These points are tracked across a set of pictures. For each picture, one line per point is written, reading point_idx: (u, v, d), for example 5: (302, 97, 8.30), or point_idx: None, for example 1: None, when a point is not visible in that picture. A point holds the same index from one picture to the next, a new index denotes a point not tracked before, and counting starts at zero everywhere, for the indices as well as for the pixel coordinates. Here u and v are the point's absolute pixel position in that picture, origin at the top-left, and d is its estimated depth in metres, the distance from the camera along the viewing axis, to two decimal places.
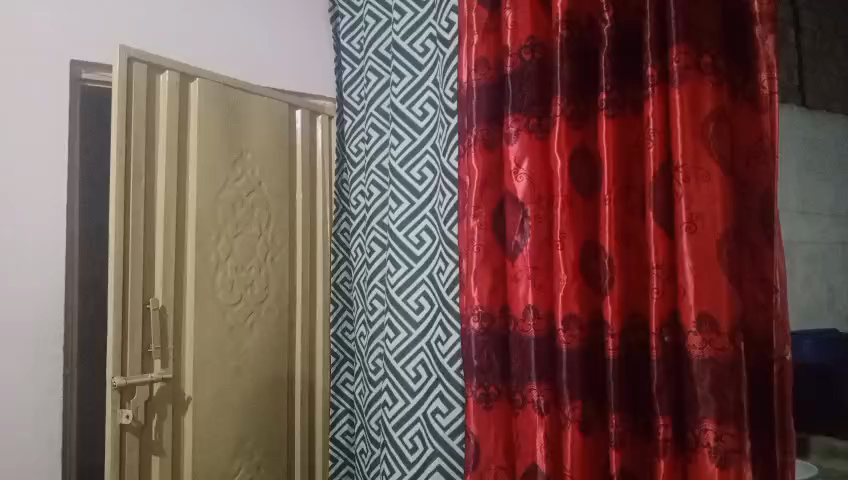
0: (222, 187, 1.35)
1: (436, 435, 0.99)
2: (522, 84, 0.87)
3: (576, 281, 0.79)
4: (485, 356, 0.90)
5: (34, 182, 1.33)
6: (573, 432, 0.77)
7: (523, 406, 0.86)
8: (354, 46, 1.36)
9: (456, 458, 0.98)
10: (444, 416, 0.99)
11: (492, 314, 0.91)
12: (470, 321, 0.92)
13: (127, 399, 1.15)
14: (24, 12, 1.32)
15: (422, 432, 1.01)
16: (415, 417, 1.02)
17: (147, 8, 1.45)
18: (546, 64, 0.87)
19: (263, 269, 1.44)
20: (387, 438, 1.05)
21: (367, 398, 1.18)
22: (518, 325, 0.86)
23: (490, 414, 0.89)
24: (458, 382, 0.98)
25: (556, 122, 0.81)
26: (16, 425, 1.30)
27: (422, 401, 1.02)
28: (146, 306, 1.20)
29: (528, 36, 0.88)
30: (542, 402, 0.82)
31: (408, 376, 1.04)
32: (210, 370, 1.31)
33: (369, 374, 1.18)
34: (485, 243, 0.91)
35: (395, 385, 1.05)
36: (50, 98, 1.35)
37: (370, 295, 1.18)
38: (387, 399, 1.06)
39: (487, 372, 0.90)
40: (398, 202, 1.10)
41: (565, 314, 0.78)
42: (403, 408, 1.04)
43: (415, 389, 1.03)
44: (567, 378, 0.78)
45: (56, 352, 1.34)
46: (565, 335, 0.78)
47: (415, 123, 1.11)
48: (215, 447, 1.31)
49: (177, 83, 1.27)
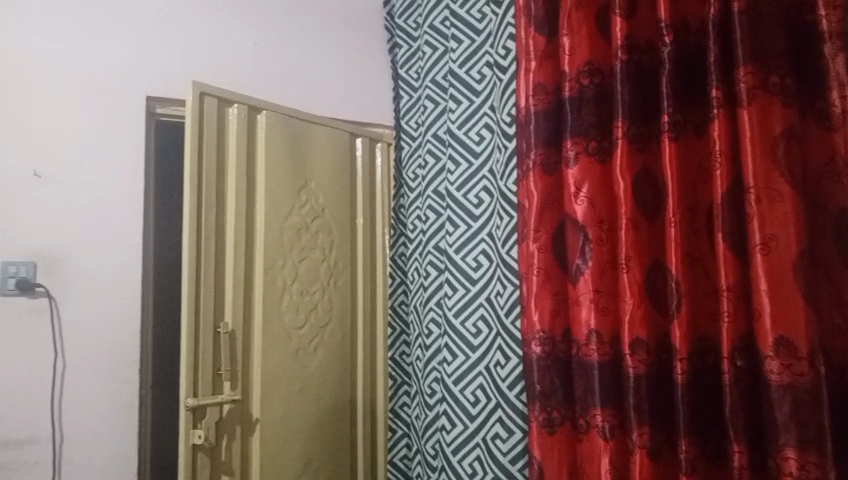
0: (288, 214, 1.40)
1: (496, 461, 0.99)
2: (580, 107, 0.88)
3: (641, 304, 0.78)
4: (547, 381, 0.90)
5: (113, 211, 1.41)
6: (642, 459, 0.76)
7: (588, 431, 0.84)
8: (411, 75, 1.39)
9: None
10: (504, 441, 0.98)
11: (553, 338, 0.91)
12: (532, 346, 0.92)
13: (199, 419, 1.20)
14: (105, 54, 1.42)
15: (482, 457, 1.01)
16: (474, 442, 1.02)
17: (216, 45, 1.53)
18: (605, 88, 0.88)
19: (327, 293, 1.48)
20: (446, 462, 1.06)
21: (423, 421, 1.20)
22: (581, 350, 0.85)
23: (553, 438, 0.89)
24: (519, 408, 0.98)
25: (617, 144, 0.81)
26: (94, 444, 1.36)
27: (481, 426, 1.02)
28: (217, 330, 1.25)
29: (585, 61, 0.88)
30: (607, 428, 0.82)
31: (467, 400, 1.04)
32: (277, 392, 1.34)
33: (425, 398, 1.20)
34: (546, 265, 0.92)
35: (453, 409, 1.06)
36: (128, 133, 1.44)
37: (427, 318, 1.20)
38: (446, 423, 1.07)
39: (549, 397, 0.90)
40: (455, 226, 1.12)
41: (632, 338, 0.77)
42: (462, 433, 1.04)
43: (474, 414, 1.03)
44: (634, 403, 0.77)
45: (131, 374, 1.40)
46: (632, 359, 0.77)
47: (471, 149, 1.12)
48: (283, 467, 1.34)
49: (245, 115, 1.33)
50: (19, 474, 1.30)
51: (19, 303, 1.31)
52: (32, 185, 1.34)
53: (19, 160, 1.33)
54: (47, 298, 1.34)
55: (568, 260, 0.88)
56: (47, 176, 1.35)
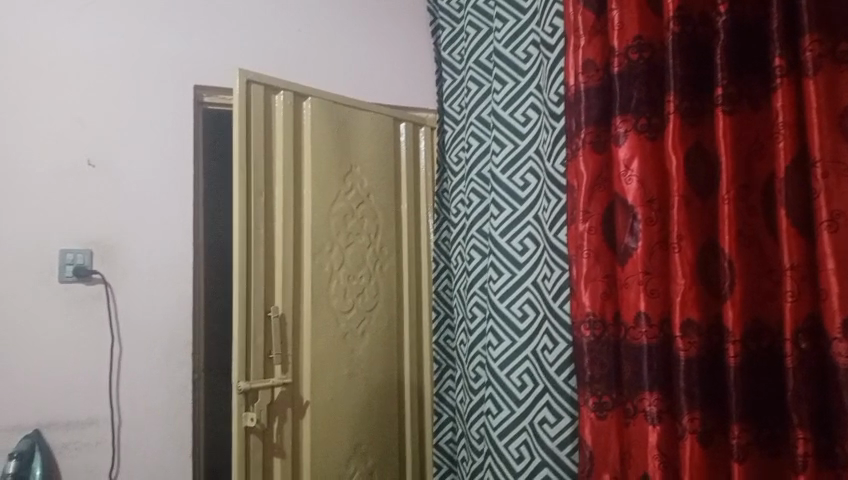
0: (335, 199, 1.41)
1: (543, 445, 0.98)
2: (631, 83, 0.85)
3: (693, 285, 0.76)
4: (597, 367, 0.88)
5: (164, 200, 1.44)
6: (692, 445, 0.74)
7: (635, 416, 0.85)
8: (455, 57, 1.37)
9: (564, 468, 0.95)
10: (552, 426, 0.97)
11: (603, 321, 0.89)
12: (581, 330, 0.90)
13: (252, 402, 1.23)
14: (154, 46, 1.45)
15: (529, 441, 1.00)
16: (521, 426, 1.01)
17: (261, 33, 1.54)
18: (656, 64, 0.85)
19: (373, 277, 1.48)
20: (491, 447, 1.05)
21: (468, 405, 1.20)
22: (630, 333, 0.84)
23: (604, 423, 0.87)
24: (568, 394, 0.96)
25: (668, 119, 0.78)
26: (152, 426, 1.40)
27: (529, 410, 1.00)
28: (267, 314, 1.27)
29: (635, 36, 0.85)
30: (655, 413, 0.80)
31: (513, 385, 1.03)
32: (326, 375, 1.36)
33: (470, 382, 1.20)
34: (595, 247, 0.90)
35: (499, 394, 1.04)
36: (177, 122, 1.46)
37: (470, 302, 1.19)
38: (491, 407, 1.05)
39: (599, 381, 0.88)
40: (500, 209, 1.10)
41: (683, 319, 0.75)
42: (509, 417, 1.02)
43: (521, 399, 1.01)
44: (684, 386, 0.75)
45: (186, 358, 1.44)
46: (683, 343, 0.75)
47: (517, 130, 1.10)
48: (333, 449, 1.36)
49: (291, 102, 1.34)
50: (81, 453, 1.35)
51: (77, 289, 1.36)
52: (87, 174, 1.38)
53: (74, 150, 1.38)
54: (103, 284, 1.38)
55: (617, 240, 0.87)
56: (100, 165, 1.39)
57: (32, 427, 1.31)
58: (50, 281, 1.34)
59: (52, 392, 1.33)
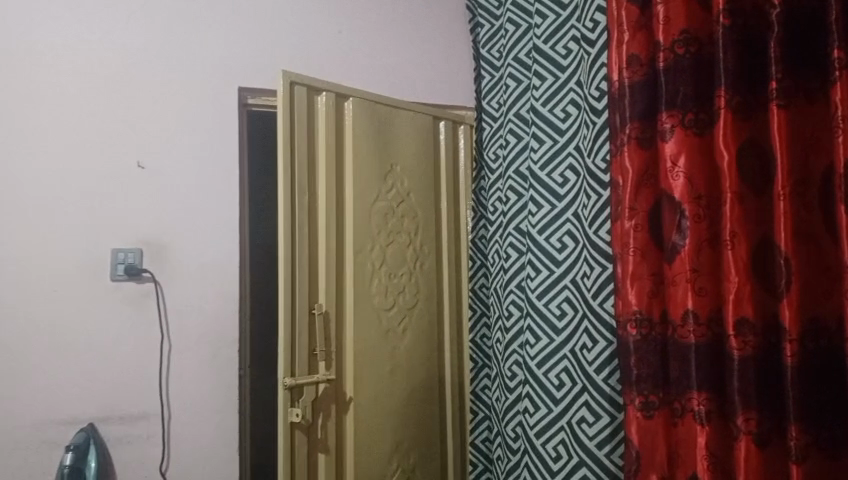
0: (375, 198, 1.42)
1: (581, 444, 0.94)
2: (677, 77, 0.82)
3: (747, 283, 0.72)
4: (644, 366, 0.85)
5: (211, 200, 1.47)
6: (747, 447, 0.71)
7: (683, 416, 0.82)
8: (494, 54, 1.37)
9: (604, 469, 0.92)
10: (590, 425, 0.93)
11: (651, 319, 0.86)
12: (627, 329, 0.87)
13: (297, 398, 1.25)
14: (199, 50, 1.48)
15: (566, 441, 0.96)
16: (559, 425, 0.98)
17: (303, 36, 1.56)
18: (704, 58, 0.82)
19: (413, 276, 1.49)
20: (528, 446, 1.03)
21: (504, 404, 1.19)
22: (677, 332, 0.80)
23: (652, 423, 0.84)
24: (606, 391, 0.93)
25: (719, 114, 0.75)
26: (200, 421, 1.43)
27: (566, 410, 0.97)
28: (311, 312, 1.29)
29: (681, 30, 0.82)
30: (704, 413, 0.77)
31: (551, 384, 0.99)
32: (369, 373, 1.37)
33: (505, 380, 1.18)
34: (641, 244, 0.86)
35: (536, 392, 1.02)
36: (223, 125, 1.49)
37: (507, 300, 1.17)
38: (528, 406, 1.03)
39: (646, 380, 0.85)
40: (538, 206, 1.06)
41: (736, 318, 0.72)
42: (546, 416, 1.00)
43: (559, 398, 0.98)
44: (738, 388, 0.72)
45: (232, 355, 1.47)
46: (737, 341, 0.72)
47: (556, 126, 1.07)
48: (376, 446, 1.37)
49: (333, 102, 1.36)
50: (133, 446, 1.39)
51: (128, 288, 1.40)
52: (137, 175, 1.42)
53: (124, 153, 1.42)
54: (153, 283, 1.42)
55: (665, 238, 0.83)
56: (149, 167, 1.43)
57: (87, 420, 1.36)
58: (103, 279, 1.39)
59: (105, 387, 1.38)
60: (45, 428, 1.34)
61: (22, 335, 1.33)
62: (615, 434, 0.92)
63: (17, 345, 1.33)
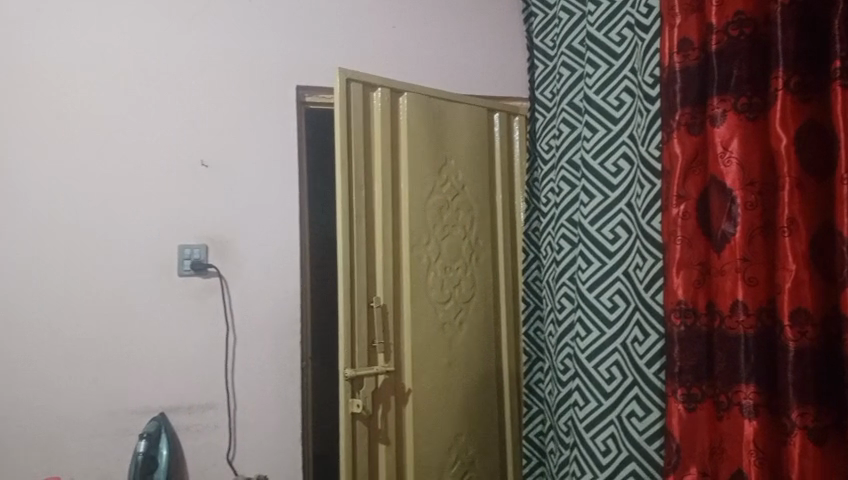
0: (430, 192, 1.43)
1: (631, 438, 0.93)
2: (731, 61, 0.78)
3: (805, 271, 0.69)
4: (688, 358, 0.82)
5: (271, 197, 1.51)
6: (803, 441, 0.68)
7: (729, 410, 0.78)
8: (547, 44, 1.35)
9: (653, 465, 0.91)
10: (640, 420, 0.93)
11: (696, 309, 0.83)
12: (672, 318, 0.85)
13: (357, 389, 1.28)
14: (257, 51, 1.52)
15: (616, 435, 0.95)
16: (608, 419, 0.97)
17: (357, 33, 1.59)
18: (760, 39, 0.78)
19: (469, 269, 1.50)
20: (577, 439, 1.01)
21: (556, 397, 1.18)
22: (725, 323, 0.78)
23: (694, 416, 0.81)
24: (657, 385, 0.92)
25: (776, 97, 0.72)
26: (265, 411, 1.48)
27: (617, 403, 0.96)
28: (370, 304, 1.32)
29: (736, 11, 0.78)
30: (752, 406, 0.75)
31: (601, 378, 0.98)
32: (427, 365, 1.39)
33: (558, 373, 1.17)
34: (690, 232, 0.83)
35: (587, 386, 1.00)
36: (281, 123, 1.53)
37: (559, 292, 1.16)
38: (579, 399, 1.01)
39: (689, 373, 0.82)
40: (590, 196, 1.04)
41: (792, 309, 0.69)
42: (595, 410, 0.98)
43: (609, 391, 0.97)
44: (794, 380, 0.69)
45: (294, 347, 1.51)
46: (793, 332, 0.69)
47: (610, 114, 1.04)
48: (435, 439, 1.39)
49: (388, 98, 1.37)
50: (201, 436, 1.44)
51: (195, 282, 1.46)
52: (201, 174, 1.48)
53: (188, 153, 1.47)
54: (218, 277, 1.47)
55: (713, 227, 0.81)
56: (212, 166, 1.48)
57: (158, 410, 1.43)
58: (171, 274, 1.45)
59: (174, 377, 1.44)
60: (120, 417, 1.41)
61: (97, 328, 1.40)
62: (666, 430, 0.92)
63: (93, 338, 1.40)
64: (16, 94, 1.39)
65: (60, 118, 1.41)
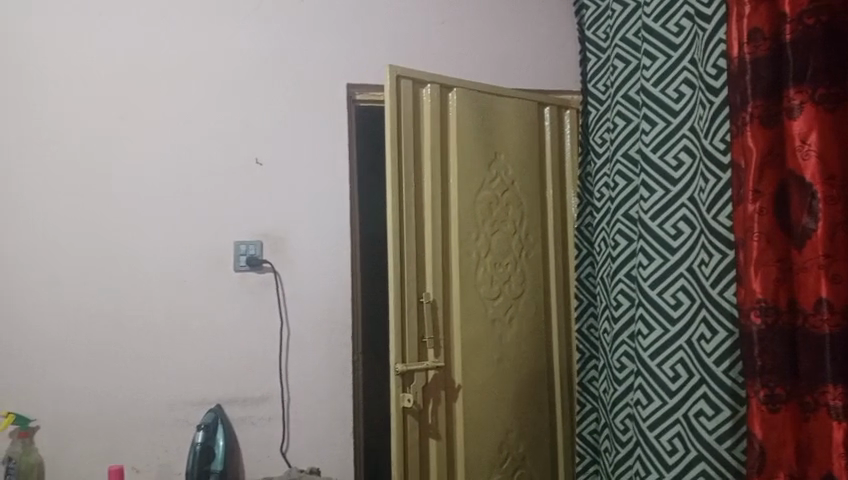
0: (480, 188, 1.43)
1: (699, 438, 0.91)
2: (806, 51, 0.76)
3: None
4: (768, 357, 0.79)
5: (323, 194, 1.53)
6: None
7: (815, 411, 0.76)
8: (600, 36, 1.33)
9: (726, 465, 0.88)
10: (709, 419, 0.90)
11: (777, 308, 0.79)
12: (751, 317, 0.81)
13: (408, 383, 1.29)
14: (308, 49, 1.54)
15: (683, 434, 0.94)
16: (674, 418, 0.95)
17: (406, 29, 1.59)
18: (839, 26, 0.75)
19: (519, 264, 1.49)
20: (640, 437, 1.00)
21: (612, 395, 1.16)
22: (809, 321, 0.76)
23: (776, 417, 0.78)
24: (727, 384, 0.88)
25: None
26: (317, 404, 1.50)
27: (683, 402, 0.94)
28: (420, 301, 1.33)
29: None
30: (840, 408, 0.72)
31: (665, 376, 0.96)
32: (477, 361, 1.39)
33: (614, 371, 1.15)
34: (767, 229, 0.80)
35: (649, 383, 0.99)
36: (332, 120, 1.55)
37: (615, 289, 1.15)
38: (641, 398, 1.00)
39: (771, 373, 0.79)
40: (650, 191, 1.02)
41: None
42: (660, 408, 0.97)
43: (674, 390, 0.95)
44: None
45: (346, 342, 1.53)
46: None
47: (669, 107, 1.01)
48: (487, 435, 1.40)
49: (438, 94, 1.37)
50: (256, 427, 1.48)
51: (251, 277, 1.49)
52: (255, 172, 1.51)
53: (243, 151, 1.51)
54: (272, 272, 1.50)
55: (792, 222, 0.78)
56: (266, 163, 1.51)
57: (215, 402, 1.47)
58: (227, 270, 1.48)
59: (230, 370, 1.47)
60: (179, 408, 1.45)
61: (157, 323, 1.45)
62: (737, 429, 0.88)
63: (153, 331, 1.45)
64: (81, 97, 1.46)
65: (121, 119, 1.47)
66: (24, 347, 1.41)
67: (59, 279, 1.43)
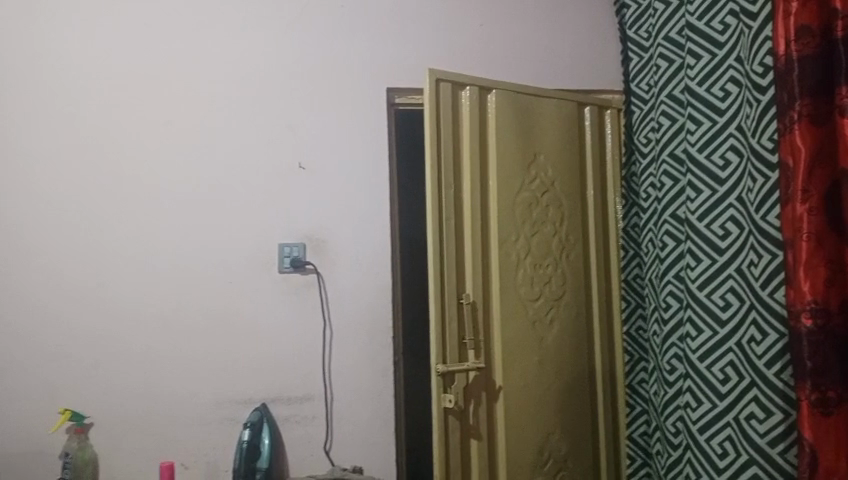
0: (520, 189, 1.43)
1: (751, 441, 0.90)
2: None
3: None
4: (820, 359, 0.78)
5: (364, 197, 1.55)
6: None
7: None
8: (642, 35, 1.32)
9: (779, 470, 0.86)
10: (761, 422, 0.89)
11: (827, 310, 0.78)
12: (800, 319, 0.80)
13: (450, 384, 1.31)
14: (349, 54, 1.57)
15: (734, 437, 0.92)
16: (724, 421, 0.94)
17: (444, 32, 1.60)
18: None
19: (561, 266, 1.48)
20: (690, 439, 0.99)
21: (663, 398, 1.15)
22: None
23: (828, 420, 0.77)
24: (779, 387, 0.87)
25: None
26: (359, 404, 1.52)
27: (733, 405, 0.93)
28: (460, 302, 1.34)
29: None
30: None
31: (715, 378, 0.95)
32: (518, 362, 1.39)
33: (664, 374, 1.14)
34: (817, 229, 0.78)
35: (699, 386, 0.98)
36: (372, 124, 1.57)
37: (664, 291, 1.14)
38: (690, 400, 0.99)
39: (823, 375, 0.77)
40: (697, 192, 1.01)
41: None
42: (710, 411, 0.96)
43: (724, 393, 0.94)
44: None
45: (387, 342, 1.54)
46: None
47: (715, 106, 1.00)
48: (530, 436, 1.40)
49: (477, 97, 1.38)
50: (299, 427, 1.51)
51: (294, 279, 1.52)
52: (299, 176, 1.54)
53: (286, 156, 1.54)
54: (315, 274, 1.53)
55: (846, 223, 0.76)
56: (309, 168, 1.54)
57: (260, 401, 1.50)
58: (271, 272, 1.52)
59: (274, 370, 1.51)
60: (225, 407, 1.49)
61: (204, 324, 1.49)
62: (790, 433, 0.86)
63: (200, 332, 1.49)
64: (131, 106, 1.51)
65: (168, 126, 1.52)
66: (79, 347, 1.47)
67: (111, 281, 1.48)
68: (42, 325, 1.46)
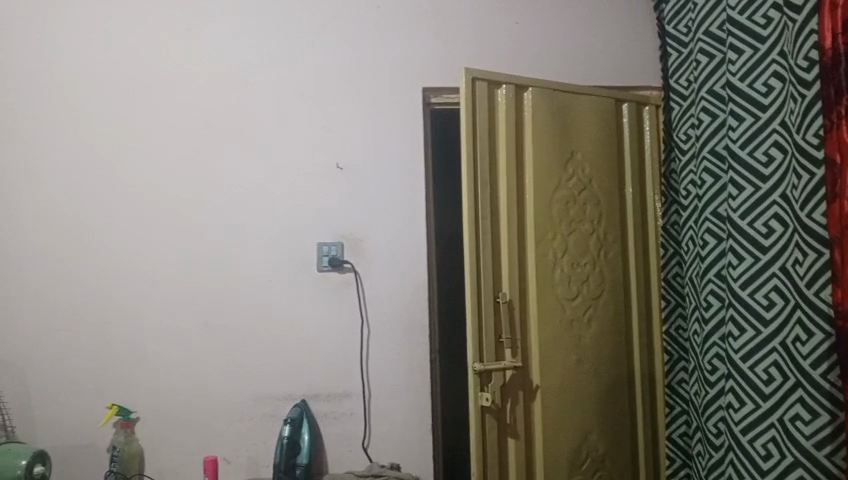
0: (557, 187, 1.42)
1: (795, 442, 0.88)
2: None
3: None
4: None
5: (400, 195, 1.56)
6: None
7: None
8: (681, 30, 1.30)
9: (825, 471, 0.85)
10: (806, 424, 0.87)
11: None
12: None
13: (486, 382, 1.31)
14: (384, 54, 1.58)
15: (777, 439, 0.91)
16: (768, 422, 0.92)
17: (480, 30, 1.60)
18: None
19: (598, 264, 1.47)
20: (732, 441, 0.97)
21: (704, 398, 1.13)
22: None
23: None
24: (825, 387, 0.85)
25: None
26: (397, 401, 1.54)
27: (777, 406, 0.91)
28: (496, 300, 1.34)
29: None
30: None
31: (758, 378, 0.94)
32: (555, 361, 1.38)
33: (706, 374, 1.12)
34: None
35: (742, 387, 0.96)
36: (408, 123, 1.58)
37: (705, 289, 1.12)
38: (732, 401, 0.97)
39: None
40: (739, 189, 0.99)
41: None
42: (753, 412, 0.94)
43: (768, 393, 0.92)
44: None
45: (425, 340, 1.55)
46: None
47: (758, 101, 0.98)
48: (568, 435, 1.39)
49: (513, 95, 1.38)
50: (338, 423, 1.53)
51: (332, 277, 1.54)
52: (336, 175, 1.56)
53: (324, 156, 1.56)
54: (353, 272, 1.54)
55: None
56: (346, 167, 1.56)
57: (299, 397, 1.53)
58: (310, 270, 1.54)
59: (312, 367, 1.53)
60: (266, 403, 1.52)
61: (244, 321, 1.53)
62: (837, 436, 0.85)
63: (241, 329, 1.52)
64: (173, 108, 1.55)
65: (209, 128, 1.55)
66: (126, 343, 1.51)
67: (156, 280, 1.52)
68: (89, 321, 1.51)
